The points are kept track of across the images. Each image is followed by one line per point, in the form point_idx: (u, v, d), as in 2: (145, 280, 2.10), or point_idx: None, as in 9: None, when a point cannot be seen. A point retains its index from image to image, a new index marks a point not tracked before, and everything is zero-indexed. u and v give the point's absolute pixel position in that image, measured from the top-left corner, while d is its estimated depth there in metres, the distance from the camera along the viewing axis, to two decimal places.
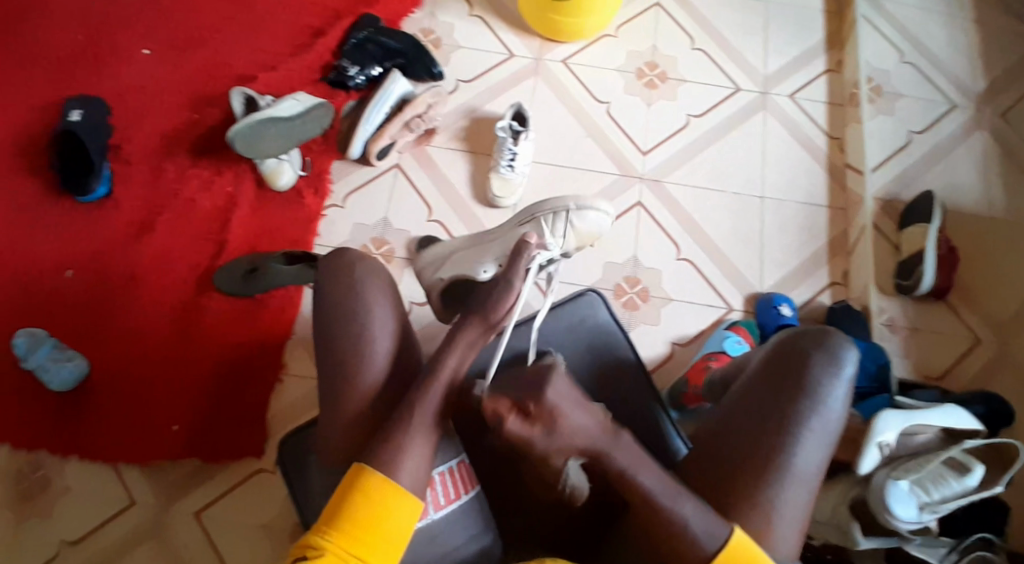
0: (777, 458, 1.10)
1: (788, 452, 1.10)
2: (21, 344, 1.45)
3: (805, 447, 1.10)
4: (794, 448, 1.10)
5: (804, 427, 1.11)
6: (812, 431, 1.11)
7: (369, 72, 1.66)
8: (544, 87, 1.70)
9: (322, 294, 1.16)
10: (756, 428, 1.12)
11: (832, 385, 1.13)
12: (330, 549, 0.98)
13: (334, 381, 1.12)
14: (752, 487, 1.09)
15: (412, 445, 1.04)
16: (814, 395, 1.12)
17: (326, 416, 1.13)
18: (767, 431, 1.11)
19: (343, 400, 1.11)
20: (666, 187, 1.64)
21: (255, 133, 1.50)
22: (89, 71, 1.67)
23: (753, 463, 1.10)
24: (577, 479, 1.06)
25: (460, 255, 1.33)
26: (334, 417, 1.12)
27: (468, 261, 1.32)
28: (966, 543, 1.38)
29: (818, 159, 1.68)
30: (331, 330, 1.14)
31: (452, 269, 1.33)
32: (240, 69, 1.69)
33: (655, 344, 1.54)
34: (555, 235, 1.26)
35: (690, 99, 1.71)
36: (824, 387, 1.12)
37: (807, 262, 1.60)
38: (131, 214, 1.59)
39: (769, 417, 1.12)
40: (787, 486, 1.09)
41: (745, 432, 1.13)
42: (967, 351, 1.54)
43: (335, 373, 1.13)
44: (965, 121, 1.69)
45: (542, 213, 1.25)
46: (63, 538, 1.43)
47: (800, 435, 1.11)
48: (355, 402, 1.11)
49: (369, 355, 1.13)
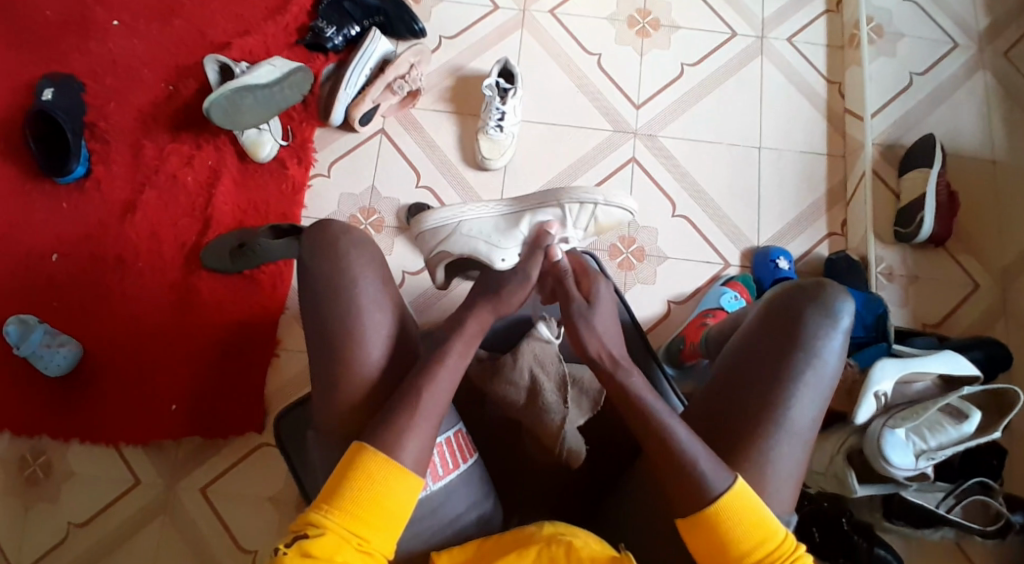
0: (778, 422, 1.09)
1: (783, 409, 1.09)
2: (13, 332, 1.41)
3: (799, 401, 1.10)
4: (789, 403, 1.09)
5: (799, 381, 1.10)
6: (807, 385, 1.10)
7: (348, 31, 1.60)
8: (531, 41, 1.63)
9: (309, 282, 1.14)
10: (750, 382, 1.12)
11: (827, 338, 1.12)
12: (331, 528, 0.96)
13: (328, 367, 1.10)
14: (752, 465, 1.08)
15: (415, 429, 1.02)
16: (809, 348, 1.11)
17: (322, 403, 1.11)
18: (760, 386, 1.11)
19: (341, 387, 1.09)
20: (660, 141, 1.59)
21: (234, 104, 1.45)
22: (56, 44, 1.61)
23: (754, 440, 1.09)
24: (573, 443, 1.19)
25: (475, 232, 1.23)
26: (330, 403, 1.10)
27: (486, 242, 1.22)
28: (963, 488, 1.40)
29: (817, 105, 1.63)
30: (320, 323, 1.11)
31: (464, 246, 1.24)
32: (213, 36, 1.62)
33: (651, 303, 1.52)
34: (576, 224, 1.21)
35: (684, 48, 1.65)
36: (819, 340, 1.11)
37: (805, 214, 1.57)
38: (112, 193, 1.55)
39: (763, 372, 1.12)
40: (783, 441, 1.09)
41: (739, 393, 1.12)
42: (966, 298, 1.52)
43: (329, 359, 1.10)
44: (966, 61, 1.63)
45: (566, 201, 1.18)
46: (72, 520, 1.44)
47: (795, 390, 1.10)
48: (355, 388, 1.09)
49: (365, 342, 1.10)
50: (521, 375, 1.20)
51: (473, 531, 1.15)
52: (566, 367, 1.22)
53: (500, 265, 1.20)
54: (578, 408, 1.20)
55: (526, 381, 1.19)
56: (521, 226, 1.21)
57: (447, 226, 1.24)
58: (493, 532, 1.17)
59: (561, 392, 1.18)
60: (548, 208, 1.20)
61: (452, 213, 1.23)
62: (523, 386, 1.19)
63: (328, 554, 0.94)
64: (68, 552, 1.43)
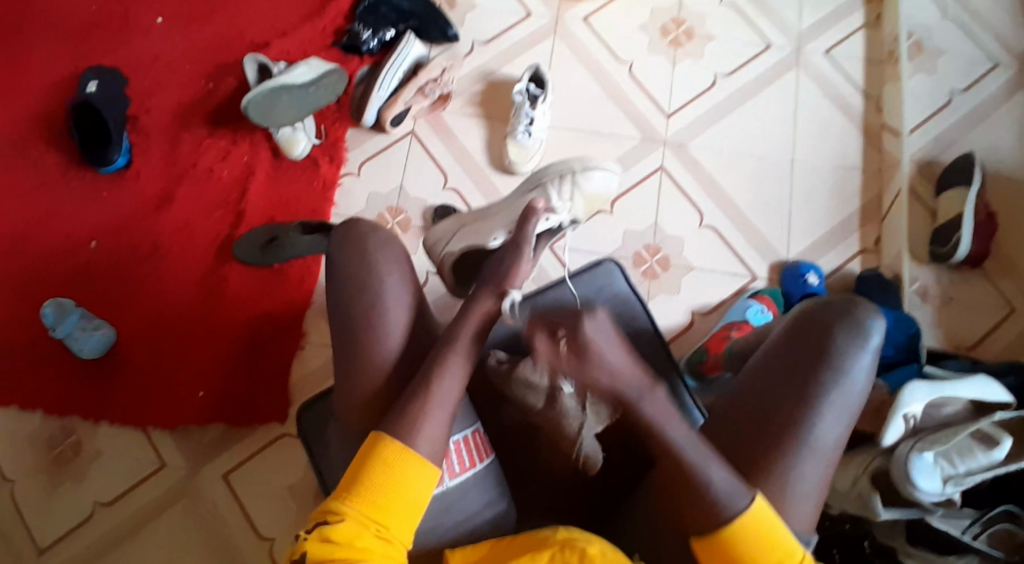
0: (793, 430, 1.07)
1: (806, 428, 1.07)
2: (49, 314, 1.46)
3: (824, 421, 1.07)
4: (813, 423, 1.07)
5: (824, 401, 1.07)
6: (832, 405, 1.07)
7: (383, 35, 1.62)
8: (564, 48, 1.64)
9: (327, 270, 1.16)
10: (774, 401, 1.09)
11: (856, 358, 1.09)
12: (351, 515, 0.96)
13: (345, 354, 1.12)
14: (762, 477, 1.06)
15: (421, 416, 1.02)
16: (837, 367, 1.08)
17: (340, 389, 1.14)
18: (785, 405, 1.08)
19: (357, 373, 1.11)
20: (689, 151, 1.58)
21: (271, 102, 1.49)
22: (105, 41, 1.67)
23: (762, 450, 1.07)
24: (590, 448, 1.18)
25: (468, 227, 1.28)
26: (348, 388, 1.12)
27: (479, 231, 1.26)
28: (991, 515, 1.34)
29: (853, 119, 1.60)
30: (338, 311, 1.13)
31: (462, 241, 1.27)
32: (254, 36, 1.67)
33: (674, 313, 1.50)
34: (562, 199, 1.28)
35: (717, 58, 1.63)
36: (848, 360, 1.09)
37: (836, 229, 1.54)
38: (151, 184, 1.60)
39: (788, 391, 1.09)
40: (806, 460, 1.06)
41: (761, 413, 1.10)
42: (1003, 319, 1.47)
43: (345, 347, 1.12)
44: (1007, 80, 1.59)
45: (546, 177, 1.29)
46: (98, 500, 1.48)
47: (820, 411, 1.07)
48: (367, 374, 1.11)
49: (379, 331, 1.11)
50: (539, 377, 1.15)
51: (478, 529, 1.15)
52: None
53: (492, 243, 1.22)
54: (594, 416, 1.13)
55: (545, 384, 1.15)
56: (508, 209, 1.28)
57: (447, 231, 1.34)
58: (506, 532, 1.17)
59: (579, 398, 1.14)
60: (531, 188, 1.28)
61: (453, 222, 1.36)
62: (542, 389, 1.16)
63: (348, 540, 0.95)
64: (91, 531, 1.46)
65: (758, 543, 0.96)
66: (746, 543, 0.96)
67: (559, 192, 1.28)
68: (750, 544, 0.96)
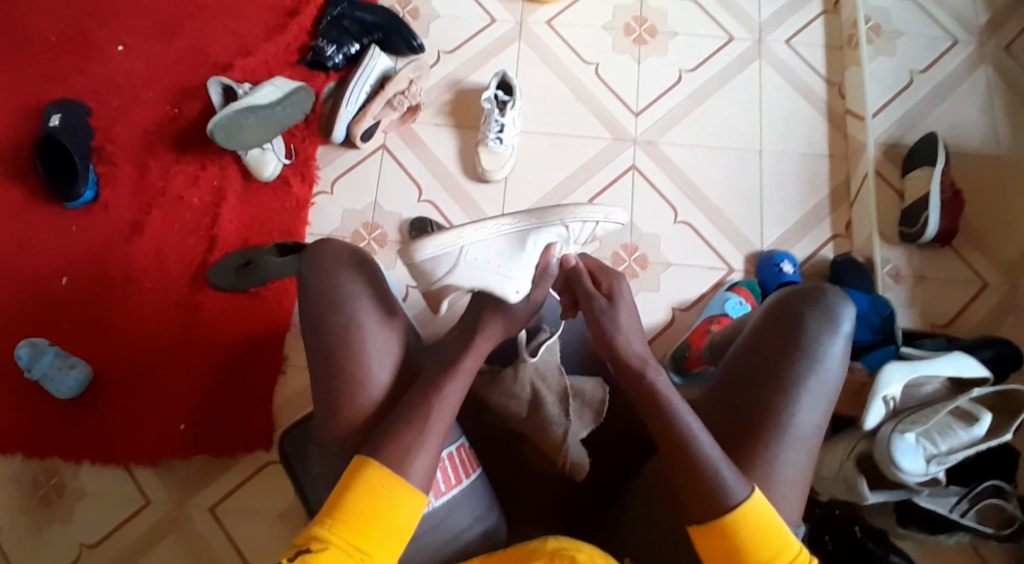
0: (779, 424, 1.09)
1: (786, 416, 1.09)
2: (24, 356, 1.45)
3: (802, 408, 1.09)
4: (792, 410, 1.09)
5: (800, 388, 1.10)
6: (809, 391, 1.10)
7: (347, 50, 1.61)
8: (529, 52, 1.64)
9: (306, 296, 1.14)
10: (753, 392, 1.11)
11: (829, 344, 1.12)
12: (334, 543, 0.96)
13: (325, 379, 1.11)
14: (758, 472, 1.07)
15: (419, 439, 1.03)
16: (811, 353, 1.11)
17: (321, 415, 1.12)
18: (763, 393, 1.10)
19: (343, 398, 1.10)
20: (660, 147, 1.59)
21: (236, 124, 1.47)
22: (62, 70, 1.64)
23: (757, 448, 1.08)
24: (576, 455, 1.20)
25: (479, 259, 1.08)
26: (331, 413, 1.10)
27: (498, 271, 1.08)
28: (977, 491, 1.38)
29: (818, 106, 1.62)
30: (321, 336, 1.12)
31: (474, 278, 1.08)
32: (215, 57, 1.64)
33: (655, 310, 1.51)
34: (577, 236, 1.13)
35: (682, 54, 1.65)
36: (821, 345, 1.11)
37: (809, 216, 1.56)
38: (120, 214, 1.58)
39: (765, 380, 1.11)
40: (788, 448, 1.08)
41: (742, 404, 1.11)
42: (975, 296, 1.50)
43: (328, 371, 1.11)
44: (968, 56, 1.62)
45: (571, 221, 1.09)
46: (83, 541, 1.46)
47: (797, 397, 1.10)
48: (357, 398, 1.10)
49: (366, 354, 1.10)
50: (522, 389, 1.18)
51: (478, 545, 1.15)
52: (567, 379, 1.22)
53: (517, 297, 1.10)
54: (581, 421, 1.20)
55: (528, 394, 1.18)
56: (528, 247, 1.09)
57: (449, 255, 1.06)
58: (498, 546, 1.17)
59: (563, 405, 1.18)
60: (552, 228, 1.09)
61: (453, 239, 1.06)
62: (526, 399, 1.19)
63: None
64: None
65: (754, 530, 0.98)
66: (745, 530, 0.98)
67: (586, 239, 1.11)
68: (747, 533, 0.98)
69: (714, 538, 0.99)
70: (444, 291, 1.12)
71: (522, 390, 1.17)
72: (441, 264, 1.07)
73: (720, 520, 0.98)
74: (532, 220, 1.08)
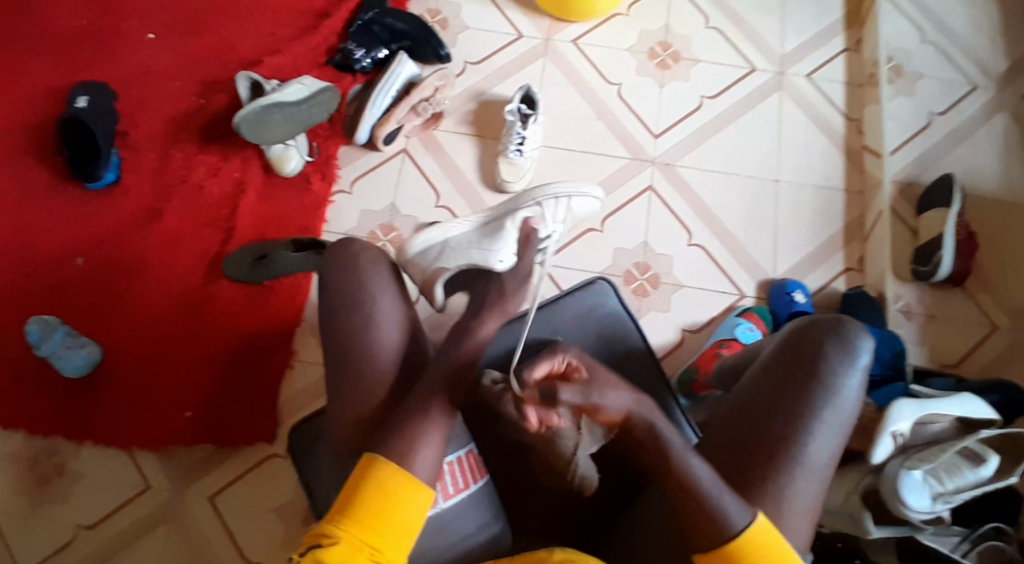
0: (791, 444, 1.09)
1: (801, 445, 1.09)
2: (34, 332, 1.41)
3: (816, 438, 1.10)
4: (806, 440, 1.09)
5: (817, 417, 1.10)
6: (825, 421, 1.10)
7: (375, 55, 1.63)
8: (553, 68, 1.67)
9: (329, 281, 1.17)
10: (767, 419, 1.11)
11: (846, 376, 1.12)
12: (345, 538, 0.98)
13: (338, 368, 1.15)
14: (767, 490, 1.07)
15: (426, 436, 1.06)
16: (827, 385, 1.11)
17: (334, 404, 1.15)
18: (777, 421, 1.11)
19: (361, 396, 1.14)
20: (678, 170, 1.60)
21: (263, 118, 1.49)
22: (93, 56, 1.66)
23: (768, 465, 1.09)
24: (586, 471, 1.19)
25: (463, 242, 1.28)
26: (344, 404, 1.14)
27: (479, 247, 1.26)
28: (979, 533, 1.38)
29: (836, 142, 1.64)
30: (336, 324, 1.16)
31: (461, 258, 1.27)
32: (245, 53, 1.67)
33: (665, 331, 1.52)
34: (554, 219, 1.31)
35: (703, 80, 1.67)
36: (838, 377, 1.11)
37: (824, 247, 1.57)
38: (139, 200, 1.58)
39: (781, 411, 1.11)
40: (801, 477, 1.08)
41: (755, 429, 1.11)
42: (984, 338, 1.51)
43: (340, 357, 1.15)
44: (985, 103, 1.63)
45: (541, 198, 1.28)
46: (79, 522, 1.45)
47: (813, 428, 1.10)
48: (370, 396, 1.13)
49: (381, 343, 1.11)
50: (533, 401, 1.14)
51: (482, 552, 1.15)
52: None
53: (500, 263, 1.23)
54: (590, 436, 1.17)
55: (537, 407, 1.14)
56: (506, 226, 1.26)
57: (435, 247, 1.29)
58: (502, 552, 1.18)
59: (574, 419, 1.13)
60: (526, 206, 1.28)
61: (436, 233, 1.30)
62: (536, 411, 1.14)
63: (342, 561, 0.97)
64: (72, 554, 1.43)
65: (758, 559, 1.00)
66: (751, 550, 1.00)
67: (554, 215, 1.30)
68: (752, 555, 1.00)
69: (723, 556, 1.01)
70: (437, 275, 1.28)
71: (532, 404, 1.12)
72: (430, 258, 1.30)
73: (726, 546, 1.00)
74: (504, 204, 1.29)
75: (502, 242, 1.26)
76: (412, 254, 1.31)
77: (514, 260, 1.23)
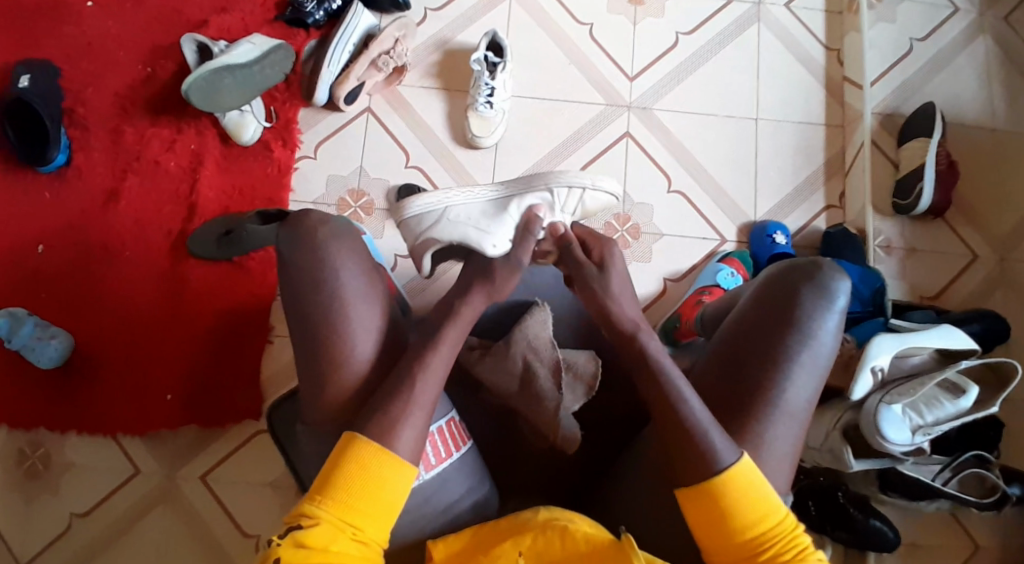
0: (793, 409, 1.03)
1: (779, 390, 1.03)
2: (3, 325, 1.37)
3: (794, 381, 1.04)
4: (784, 383, 1.04)
5: (794, 361, 1.04)
6: (802, 364, 1.04)
7: (329, 5, 1.56)
8: (521, 11, 1.60)
9: (291, 262, 1.04)
10: (745, 366, 1.06)
11: (822, 318, 1.05)
12: (326, 520, 0.91)
13: (311, 349, 1.03)
14: (767, 461, 1.02)
15: (410, 412, 0.97)
16: (803, 328, 1.05)
17: (307, 390, 1.05)
18: (754, 368, 1.05)
19: (330, 379, 1.02)
20: (654, 114, 1.56)
21: (213, 84, 1.40)
22: (31, 28, 1.57)
23: (769, 431, 1.02)
24: (568, 428, 1.11)
25: (463, 216, 1.09)
26: (319, 386, 1.03)
27: (476, 226, 1.09)
28: (960, 461, 1.36)
29: (816, 74, 1.60)
30: (307, 305, 1.03)
31: (454, 233, 1.09)
32: (190, 15, 1.58)
33: (646, 281, 1.49)
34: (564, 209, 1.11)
35: (679, 15, 1.61)
36: (814, 319, 1.05)
37: (804, 186, 1.55)
38: (95, 180, 1.51)
39: (756, 358, 1.05)
40: (779, 421, 1.03)
41: (741, 379, 1.05)
42: (965, 269, 1.50)
43: (312, 352, 1.03)
44: (967, 26, 1.62)
45: (557, 185, 1.09)
46: (73, 512, 1.41)
47: (790, 371, 1.04)
48: (346, 377, 1.02)
49: (353, 331, 1.02)
50: (515, 362, 1.12)
51: (471, 519, 1.07)
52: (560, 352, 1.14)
53: (492, 250, 1.07)
54: (573, 394, 1.12)
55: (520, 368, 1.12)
56: (510, 210, 1.09)
57: (432, 213, 1.09)
58: (491, 517, 1.10)
59: (555, 378, 1.10)
60: (536, 191, 1.09)
61: (439, 197, 1.09)
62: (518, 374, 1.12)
63: (323, 545, 0.89)
64: (68, 544, 1.40)
65: (741, 497, 0.94)
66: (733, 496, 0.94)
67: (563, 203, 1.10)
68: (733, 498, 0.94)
69: (707, 503, 0.95)
70: (426, 245, 1.12)
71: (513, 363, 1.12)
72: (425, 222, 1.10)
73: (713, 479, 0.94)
74: (522, 177, 1.10)
75: (503, 226, 1.09)
76: (405, 214, 1.11)
77: (507, 249, 1.08)
